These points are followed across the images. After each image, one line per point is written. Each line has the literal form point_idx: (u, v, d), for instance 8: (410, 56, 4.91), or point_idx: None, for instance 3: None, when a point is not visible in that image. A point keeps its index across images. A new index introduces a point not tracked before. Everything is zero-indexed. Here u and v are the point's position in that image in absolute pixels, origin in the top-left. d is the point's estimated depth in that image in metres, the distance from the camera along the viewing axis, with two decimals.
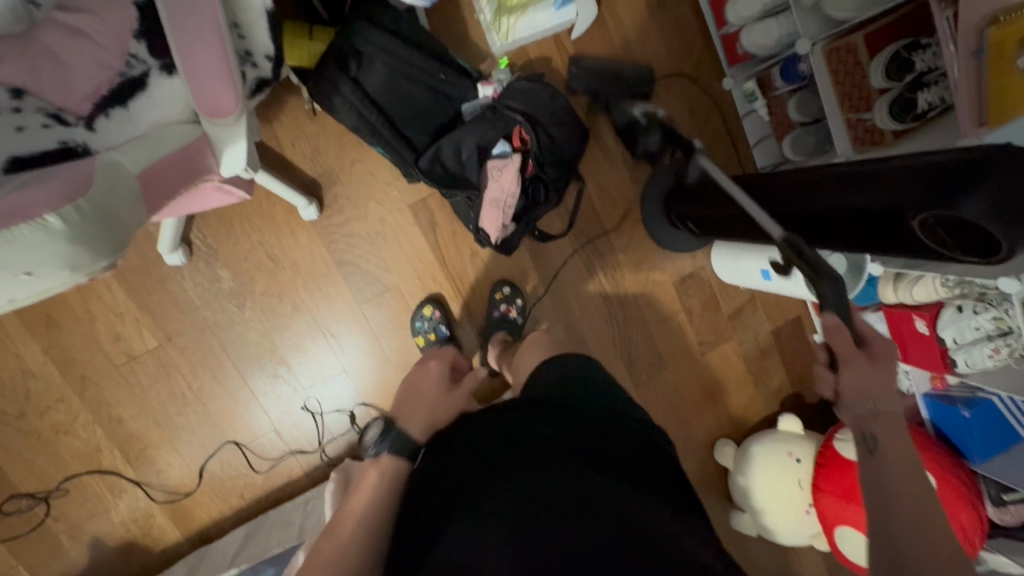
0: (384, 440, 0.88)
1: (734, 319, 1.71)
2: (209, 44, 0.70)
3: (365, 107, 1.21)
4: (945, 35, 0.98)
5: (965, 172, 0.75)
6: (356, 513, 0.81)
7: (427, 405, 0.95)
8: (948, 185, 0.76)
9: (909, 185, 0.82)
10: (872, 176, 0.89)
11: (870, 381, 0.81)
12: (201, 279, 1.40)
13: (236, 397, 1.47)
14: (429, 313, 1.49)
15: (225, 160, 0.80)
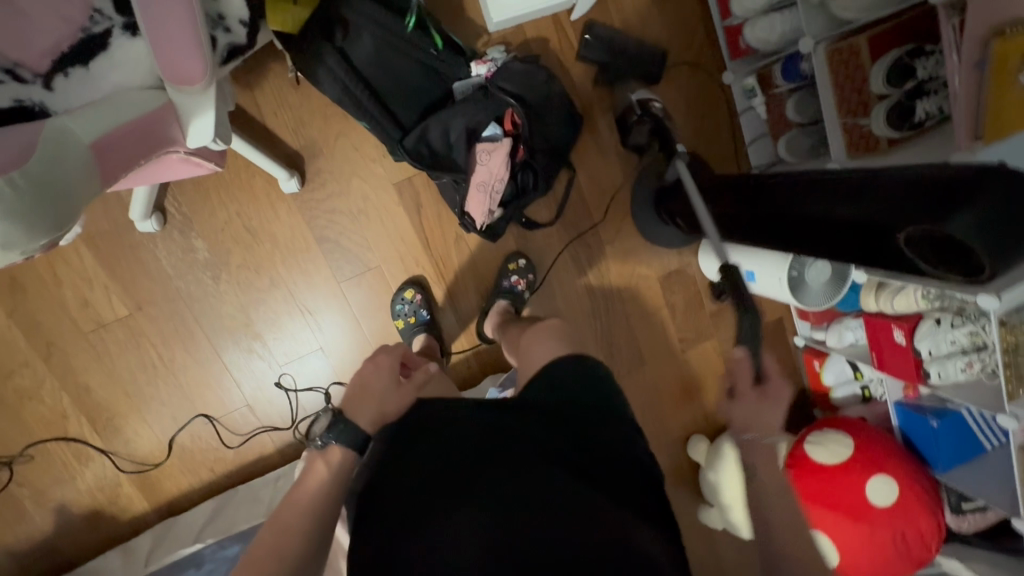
0: (331, 432, 0.87)
1: (716, 317, 1.71)
2: (182, 15, 0.65)
3: (351, 80, 1.17)
4: (948, 43, 0.94)
5: (956, 189, 0.78)
6: (300, 503, 0.83)
7: (374, 401, 0.93)
8: (939, 199, 0.79)
9: (898, 201, 0.83)
10: (860, 191, 0.89)
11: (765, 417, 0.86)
12: (175, 248, 1.36)
13: (208, 370, 1.44)
14: (410, 296, 1.46)
15: (190, 132, 0.76)
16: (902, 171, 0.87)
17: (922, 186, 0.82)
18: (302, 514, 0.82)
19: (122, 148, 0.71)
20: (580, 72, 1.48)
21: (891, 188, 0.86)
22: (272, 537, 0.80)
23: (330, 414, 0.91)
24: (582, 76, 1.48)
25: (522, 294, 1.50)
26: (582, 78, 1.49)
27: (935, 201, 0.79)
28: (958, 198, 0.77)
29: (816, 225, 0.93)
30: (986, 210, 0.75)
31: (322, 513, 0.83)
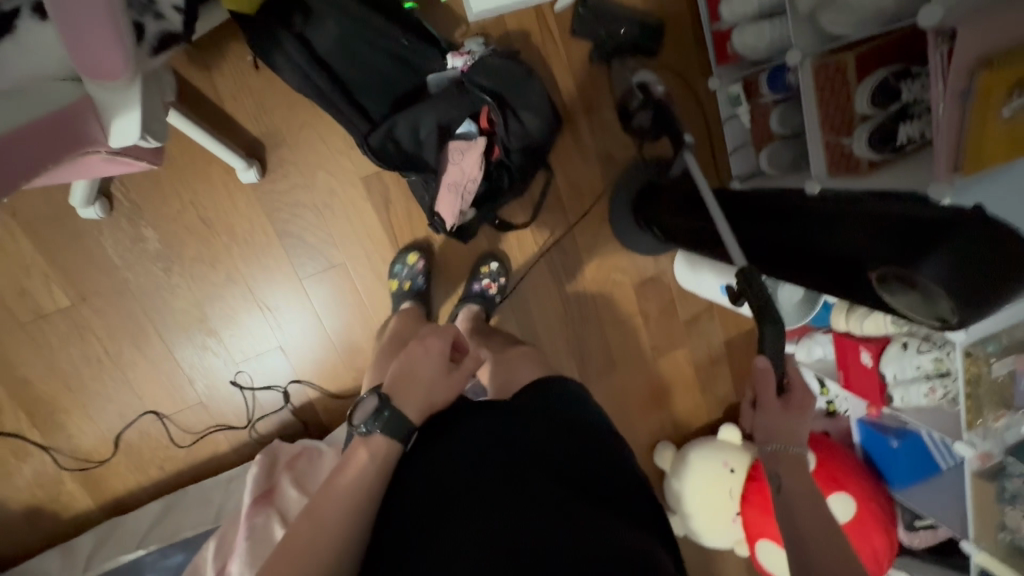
0: (378, 421, 0.77)
1: (689, 326, 1.70)
2: (93, 3, 0.59)
3: (313, 70, 1.09)
4: (936, 68, 0.91)
5: (926, 233, 0.74)
6: (343, 497, 0.73)
7: (422, 387, 0.81)
8: (908, 245, 0.75)
9: (871, 240, 0.80)
10: (837, 225, 0.86)
11: (780, 424, 0.89)
12: (122, 237, 1.28)
13: (158, 366, 1.37)
14: (412, 261, 1.41)
15: (113, 131, 0.70)
16: (879, 208, 0.83)
17: (895, 227, 0.78)
18: (340, 503, 0.73)
19: (22, 148, 0.64)
20: (562, 70, 1.42)
21: (862, 228, 0.82)
22: (309, 532, 0.71)
23: (377, 399, 0.79)
24: (564, 74, 1.42)
25: (493, 298, 1.46)
26: (564, 77, 1.42)
27: (906, 243, 0.75)
28: (930, 243, 0.72)
29: (794, 255, 0.92)
30: (956, 257, 0.70)
31: (365, 504, 0.74)
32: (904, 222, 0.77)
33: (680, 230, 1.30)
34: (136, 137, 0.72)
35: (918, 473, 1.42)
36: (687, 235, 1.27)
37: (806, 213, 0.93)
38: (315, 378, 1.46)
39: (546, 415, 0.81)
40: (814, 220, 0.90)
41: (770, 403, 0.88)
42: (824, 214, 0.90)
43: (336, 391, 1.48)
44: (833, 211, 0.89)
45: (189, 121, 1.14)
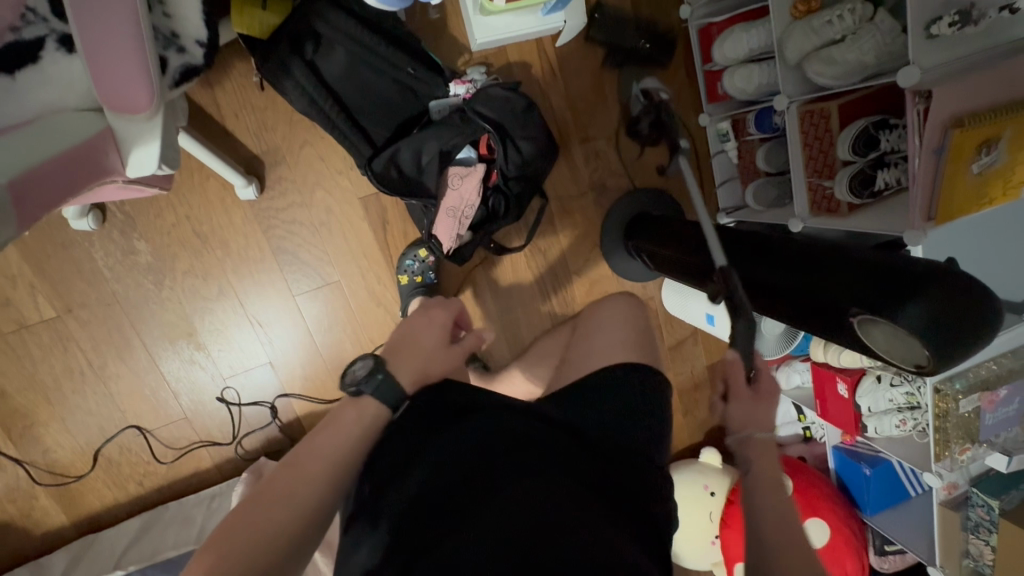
0: (368, 382, 0.78)
1: (674, 351, 1.74)
2: (128, 44, 0.63)
3: (318, 93, 1.11)
4: (911, 126, 0.95)
5: (903, 283, 0.78)
6: (331, 456, 0.74)
7: (422, 356, 0.83)
8: (887, 293, 0.79)
9: (854, 285, 0.84)
10: (823, 269, 0.91)
11: (750, 413, 0.87)
12: (113, 249, 1.26)
13: (143, 379, 1.34)
14: (423, 255, 1.40)
15: (132, 161, 0.74)
16: (862, 255, 0.88)
17: (877, 274, 0.83)
18: (324, 458, 0.73)
19: (48, 184, 0.65)
20: (560, 100, 1.46)
21: (845, 274, 0.87)
22: (288, 478, 0.71)
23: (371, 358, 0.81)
24: (561, 104, 1.46)
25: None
26: (561, 107, 1.47)
27: (886, 292, 0.79)
28: (908, 293, 0.77)
29: (780, 295, 0.96)
30: (932, 307, 0.74)
31: (352, 466, 0.75)
32: (887, 268, 0.82)
33: (666, 259, 1.34)
34: (154, 168, 0.76)
35: (889, 500, 1.48)
36: (674, 262, 1.31)
37: (789, 250, 0.99)
38: (302, 395, 1.45)
39: (550, 432, 0.83)
40: (800, 264, 0.95)
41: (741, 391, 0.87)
42: (812, 256, 0.94)
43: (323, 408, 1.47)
44: (822, 252, 0.94)
45: (195, 142, 1.14)
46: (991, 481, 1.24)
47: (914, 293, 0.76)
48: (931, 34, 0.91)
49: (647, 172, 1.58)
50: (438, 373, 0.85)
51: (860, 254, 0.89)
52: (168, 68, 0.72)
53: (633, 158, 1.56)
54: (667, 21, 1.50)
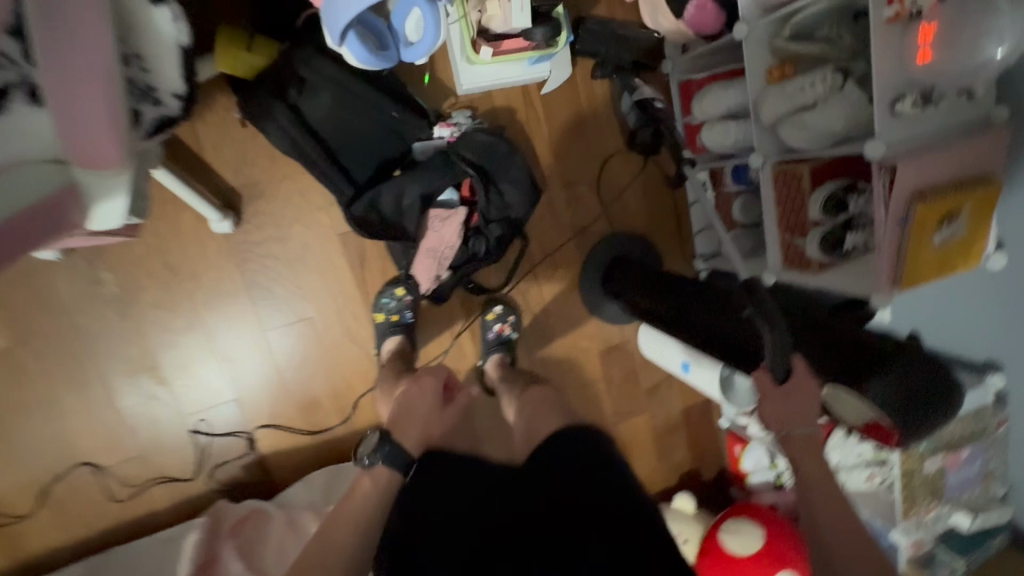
0: (378, 452, 0.92)
1: (650, 394, 1.74)
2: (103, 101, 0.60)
3: (300, 134, 1.10)
4: (879, 195, 0.99)
5: (868, 352, 0.82)
6: (350, 521, 0.84)
7: (417, 424, 1.00)
8: (854, 362, 0.82)
9: (823, 353, 0.86)
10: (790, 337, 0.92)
11: (789, 410, 0.81)
12: (78, 279, 1.21)
13: (100, 415, 1.29)
14: (400, 293, 1.36)
15: (96, 216, 0.67)
16: (825, 323, 0.92)
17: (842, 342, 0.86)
18: (347, 527, 0.83)
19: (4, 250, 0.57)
20: (543, 145, 1.48)
21: (813, 339, 0.89)
22: (316, 545, 0.82)
23: (377, 434, 0.95)
24: (545, 150, 1.48)
25: (511, 341, 1.48)
26: (545, 152, 1.48)
27: (854, 360, 0.82)
28: (874, 362, 0.80)
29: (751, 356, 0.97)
30: (899, 377, 0.78)
31: (370, 528, 0.84)
32: (851, 337, 0.86)
33: (656, 309, 1.34)
34: (119, 220, 0.70)
35: None
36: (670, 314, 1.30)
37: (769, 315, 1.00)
38: (267, 432, 1.41)
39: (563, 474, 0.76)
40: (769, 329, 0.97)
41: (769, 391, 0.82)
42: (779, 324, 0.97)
43: (287, 445, 1.43)
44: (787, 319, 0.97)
45: (174, 176, 1.13)
46: (954, 540, 1.26)
47: (880, 363, 0.79)
48: (895, 111, 0.95)
49: (627, 218, 1.60)
50: (439, 431, 1.02)
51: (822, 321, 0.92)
52: (143, 122, 0.71)
53: (613, 203, 1.58)
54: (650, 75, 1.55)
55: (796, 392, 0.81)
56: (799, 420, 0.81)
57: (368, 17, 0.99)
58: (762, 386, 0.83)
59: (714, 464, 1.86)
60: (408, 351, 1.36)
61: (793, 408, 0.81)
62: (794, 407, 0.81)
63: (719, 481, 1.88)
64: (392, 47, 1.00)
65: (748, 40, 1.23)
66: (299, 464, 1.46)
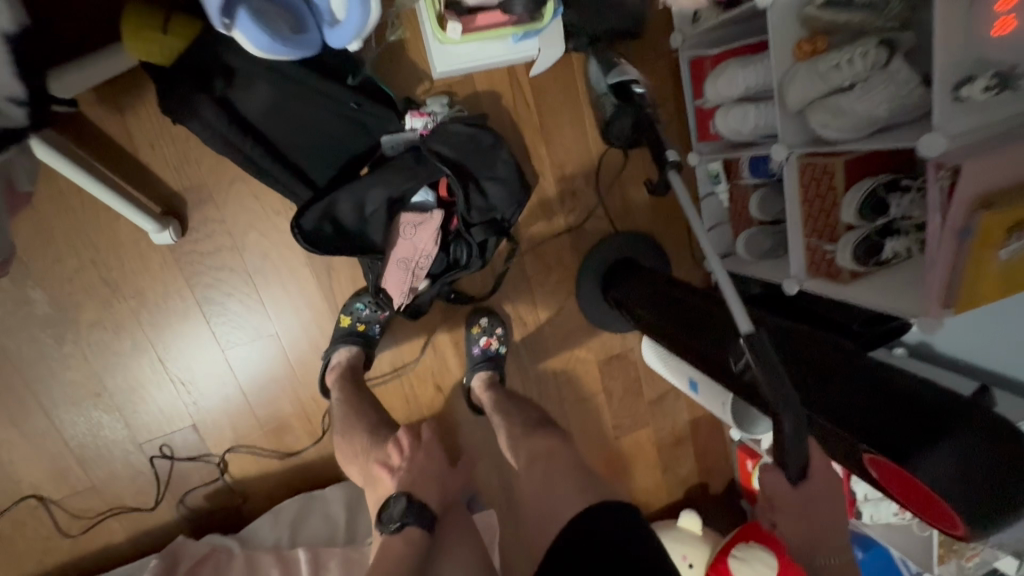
0: (409, 514, 0.86)
1: (655, 406, 1.59)
2: None
3: (234, 133, 0.93)
4: (934, 205, 0.81)
5: (919, 419, 0.68)
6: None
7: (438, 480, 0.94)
8: (898, 433, 0.68)
9: (863, 413, 0.72)
10: (822, 386, 0.78)
11: (812, 527, 0.73)
12: (3, 298, 1.07)
13: (42, 446, 1.16)
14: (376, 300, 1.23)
15: None
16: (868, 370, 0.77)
17: (885, 403, 0.72)
18: None
19: None
20: (534, 134, 1.29)
21: (849, 395, 0.75)
22: None
23: (404, 494, 0.87)
24: (535, 139, 1.30)
25: (498, 357, 1.35)
26: (535, 142, 1.30)
27: (898, 432, 0.68)
28: (924, 435, 0.66)
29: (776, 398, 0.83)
30: (965, 458, 0.63)
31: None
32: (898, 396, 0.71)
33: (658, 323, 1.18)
34: None
35: None
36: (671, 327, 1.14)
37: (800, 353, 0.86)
38: (233, 458, 1.28)
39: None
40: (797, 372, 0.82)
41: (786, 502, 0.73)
42: (808, 368, 0.82)
43: (254, 471, 1.30)
44: (821, 359, 0.82)
45: (73, 166, 0.94)
46: None
47: (935, 438, 0.65)
48: (960, 96, 0.77)
49: (630, 215, 1.42)
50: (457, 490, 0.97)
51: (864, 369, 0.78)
52: None
53: (615, 199, 1.40)
54: (653, 51, 1.36)
55: (816, 497, 0.73)
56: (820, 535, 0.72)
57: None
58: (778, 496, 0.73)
59: (723, 477, 1.72)
60: (361, 367, 1.22)
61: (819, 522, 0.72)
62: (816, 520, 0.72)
63: (729, 494, 1.74)
64: (310, 25, 0.83)
65: (773, 9, 1.03)
66: (271, 490, 1.33)
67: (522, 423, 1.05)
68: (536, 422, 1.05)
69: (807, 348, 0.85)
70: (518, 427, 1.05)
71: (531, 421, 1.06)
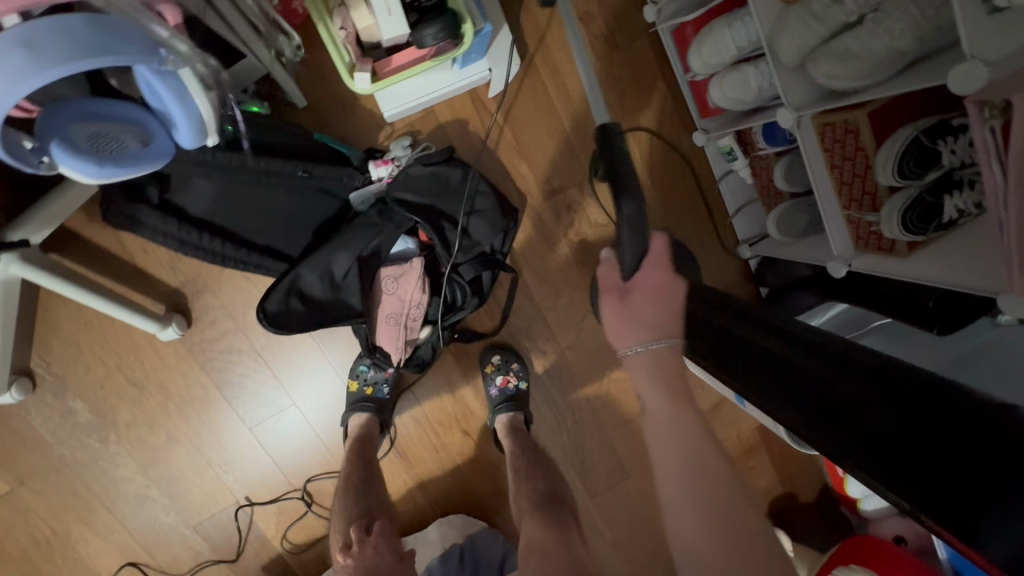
0: None
1: (710, 416, 1.41)
2: None
3: (187, 233, 0.95)
4: (988, 154, 0.63)
5: (986, 469, 0.55)
6: None
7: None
8: (967, 492, 0.56)
9: (917, 461, 0.60)
10: (861, 426, 0.65)
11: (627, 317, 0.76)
12: (51, 413, 1.17)
13: (109, 540, 1.25)
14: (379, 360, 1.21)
15: None
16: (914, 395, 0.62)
17: (942, 446, 0.58)
18: None
19: None
20: (511, 155, 1.20)
21: (893, 437, 0.62)
22: None
23: None
24: (514, 160, 1.21)
25: (520, 394, 1.26)
26: (515, 162, 1.21)
27: (966, 490, 0.56)
28: (996, 494, 0.54)
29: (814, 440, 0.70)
30: None
31: None
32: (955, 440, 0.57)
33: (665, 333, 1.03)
34: None
35: None
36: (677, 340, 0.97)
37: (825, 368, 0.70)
38: (278, 529, 1.29)
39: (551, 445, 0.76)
40: (826, 408, 0.68)
41: (610, 294, 0.78)
42: (837, 398, 0.68)
43: (303, 539, 1.31)
44: (848, 385, 0.67)
45: (58, 281, 0.99)
46: None
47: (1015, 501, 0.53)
48: (994, 8, 0.58)
49: None
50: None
51: (903, 395, 0.62)
52: None
53: (615, 203, 1.27)
54: (630, 31, 1.21)
55: (644, 288, 0.78)
56: (637, 328, 0.74)
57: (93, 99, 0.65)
58: (605, 285, 0.80)
59: (811, 484, 1.48)
60: (375, 433, 1.19)
61: (637, 316, 0.75)
62: (637, 316, 0.75)
63: (825, 503, 1.49)
64: (157, 132, 0.69)
65: None
66: (322, 556, 1.33)
67: (527, 500, 1.01)
68: (540, 500, 1.00)
69: (840, 368, 0.69)
70: (523, 504, 1.00)
71: (536, 497, 1.01)
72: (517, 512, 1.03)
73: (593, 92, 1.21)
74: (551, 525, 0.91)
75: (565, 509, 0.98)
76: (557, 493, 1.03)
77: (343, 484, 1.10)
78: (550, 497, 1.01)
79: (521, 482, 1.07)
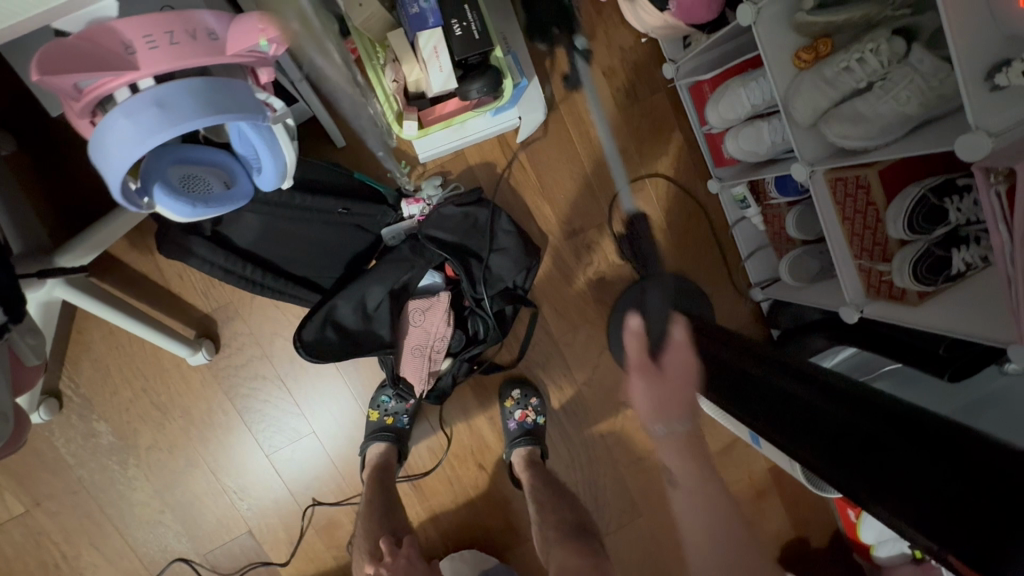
0: None
1: (722, 457, 1.41)
2: None
3: (231, 263, 1.00)
4: (994, 214, 0.68)
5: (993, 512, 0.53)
6: None
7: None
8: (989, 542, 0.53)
9: (953, 499, 0.56)
10: (886, 466, 0.63)
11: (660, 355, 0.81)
12: (75, 434, 1.19)
13: (117, 566, 1.23)
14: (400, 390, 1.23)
15: None
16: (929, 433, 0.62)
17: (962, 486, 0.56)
18: None
19: None
20: (535, 196, 1.26)
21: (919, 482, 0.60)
22: None
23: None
24: (537, 201, 1.27)
25: (537, 429, 1.27)
26: (538, 203, 1.27)
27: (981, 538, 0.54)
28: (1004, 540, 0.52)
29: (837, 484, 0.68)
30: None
31: None
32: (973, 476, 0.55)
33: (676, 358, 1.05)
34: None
35: None
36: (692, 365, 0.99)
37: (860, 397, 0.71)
38: (288, 560, 1.28)
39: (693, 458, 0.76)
40: (848, 447, 0.66)
41: None
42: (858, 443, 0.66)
43: (312, 571, 1.29)
44: (874, 428, 0.66)
45: (102, 304, 1.02)
46: None
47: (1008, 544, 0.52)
48: (995, 86, 0.65)
49: (654, 256, 1.33)
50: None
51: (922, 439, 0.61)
52: None
53: (633, 244, 1.32)
54: (649, 85, 1.28)
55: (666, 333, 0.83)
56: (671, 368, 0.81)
57: (186, 152, 0.72)
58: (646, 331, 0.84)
59: (824, 528, 1.46)
60: (394, 463, 1.21)
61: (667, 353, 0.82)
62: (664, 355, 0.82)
63: (838, 552, 1.46)
64: (241, 177, 0.77)
65: (758, 24, 0.93)
66: None
67: (555, 530, 1.01)
68: (569, 531, 1.00)
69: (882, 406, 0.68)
70: (551, 534, 1.01)
71: (565, 528, 1.01)
72: (541, 543, 1.03)
73: (614, 140, 1.28)
74: (583, 555, 0.91)
75: (594, 538, 0.98)
76: (585, 524, 1.03)
77: (364, 509, 1.12)
78: (579, 528, 1.01)
79: (546, 514, 1.07)
